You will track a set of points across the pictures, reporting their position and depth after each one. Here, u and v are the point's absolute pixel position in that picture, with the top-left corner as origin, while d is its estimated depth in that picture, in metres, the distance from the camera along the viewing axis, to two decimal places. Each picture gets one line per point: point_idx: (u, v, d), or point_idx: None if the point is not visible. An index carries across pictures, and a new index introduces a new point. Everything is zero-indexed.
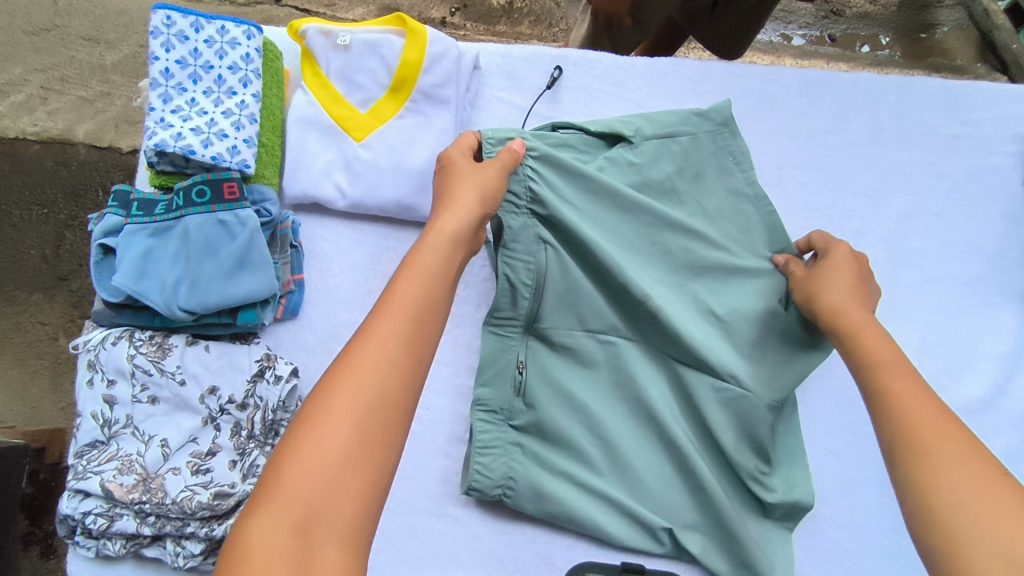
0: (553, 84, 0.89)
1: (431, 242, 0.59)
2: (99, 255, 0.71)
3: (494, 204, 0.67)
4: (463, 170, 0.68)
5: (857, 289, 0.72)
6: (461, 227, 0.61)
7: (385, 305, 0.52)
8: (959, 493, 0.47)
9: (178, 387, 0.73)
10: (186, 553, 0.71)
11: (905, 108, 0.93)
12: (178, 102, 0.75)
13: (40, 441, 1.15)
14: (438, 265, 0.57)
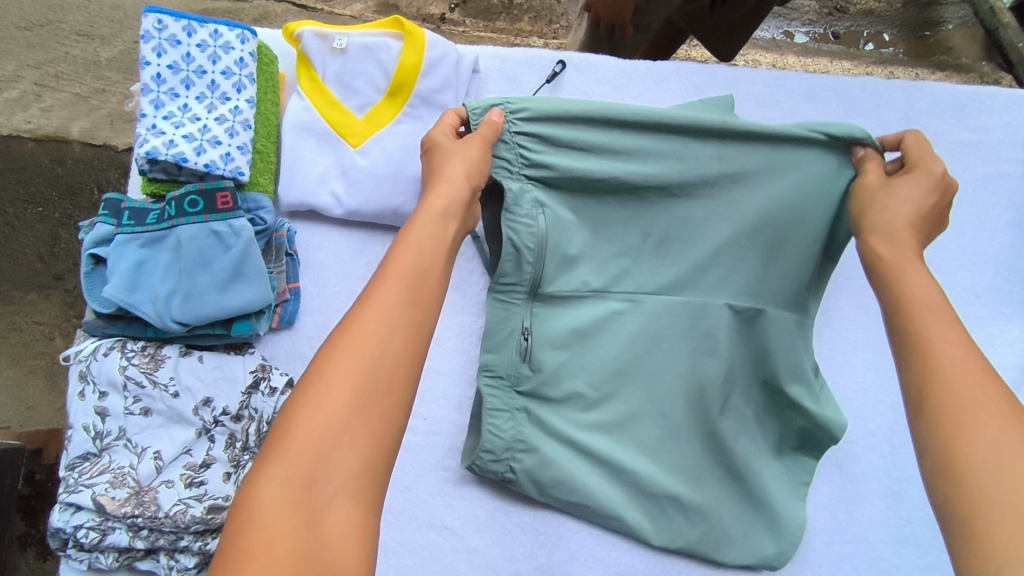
0: (553, 78, 0.87)
1: (425, 215, 0.58)
2: (90, 265, 0.69)
3: (483, 177, 0.66)
4: (447, 146, 0.67)
5: (919, 214, 0.61)
6: (454, 199, 0.61)
7: (383, 272, 0.51)
8: (990, 459, 0.42)
9: (172, 399, 0.72)
10: (180, 566, 0.70)
11: (914, 114, 0.92)
12: (170, 108, 0.73)
13: (37, 442, 1.11)
14: (431, 238, 0.56)
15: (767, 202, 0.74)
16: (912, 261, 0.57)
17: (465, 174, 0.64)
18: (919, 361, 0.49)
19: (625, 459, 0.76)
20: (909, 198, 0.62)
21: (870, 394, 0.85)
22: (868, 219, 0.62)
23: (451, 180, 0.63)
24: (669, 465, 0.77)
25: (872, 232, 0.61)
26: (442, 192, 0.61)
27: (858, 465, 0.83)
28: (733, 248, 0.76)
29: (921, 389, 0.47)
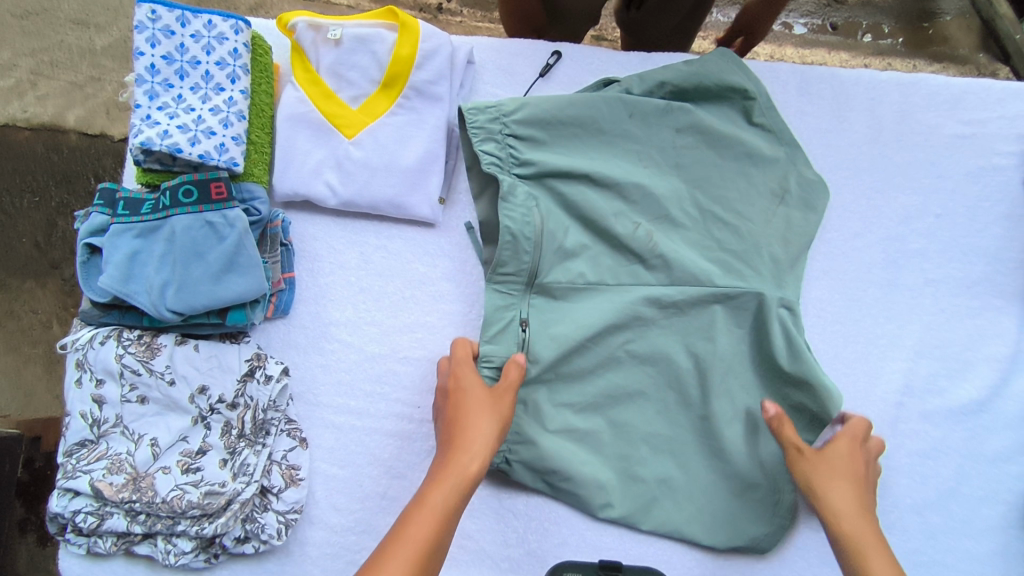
0: (547, 71, 0.88)
1: (443, 479, 0.62)
2: (85, 255, 0.70)
3: (502, 440, 0.69)
4: (476, 393, 0.70)
5: (857, 492, 0.68)
6: (481, 464, 0.64)
7: (399, 537, 0.56)
8: None
9: (168, 387, 0.73)
10: (177, 550, 0.72)
11: (908, 107, 0.92)
12: (165, 98, 0.74)
13: (35, 430, 1.18)
14: (449, 507, 0.60)
15: (733, 188, 0.83)
16: (877, 546, 0.63)
17: (492, 437, 0.67)
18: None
19: (615, 447, 0.79)
20: (840, 470, 0.70)
21: (862, 384, 0.85)
22: (827, 496, 0.68)
23: (476, 442, 0.66)
24: (658, 452, 0.79)
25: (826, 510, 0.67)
26: (466, 453, 0.64)
27: None
28: (715, 231, 0.82)
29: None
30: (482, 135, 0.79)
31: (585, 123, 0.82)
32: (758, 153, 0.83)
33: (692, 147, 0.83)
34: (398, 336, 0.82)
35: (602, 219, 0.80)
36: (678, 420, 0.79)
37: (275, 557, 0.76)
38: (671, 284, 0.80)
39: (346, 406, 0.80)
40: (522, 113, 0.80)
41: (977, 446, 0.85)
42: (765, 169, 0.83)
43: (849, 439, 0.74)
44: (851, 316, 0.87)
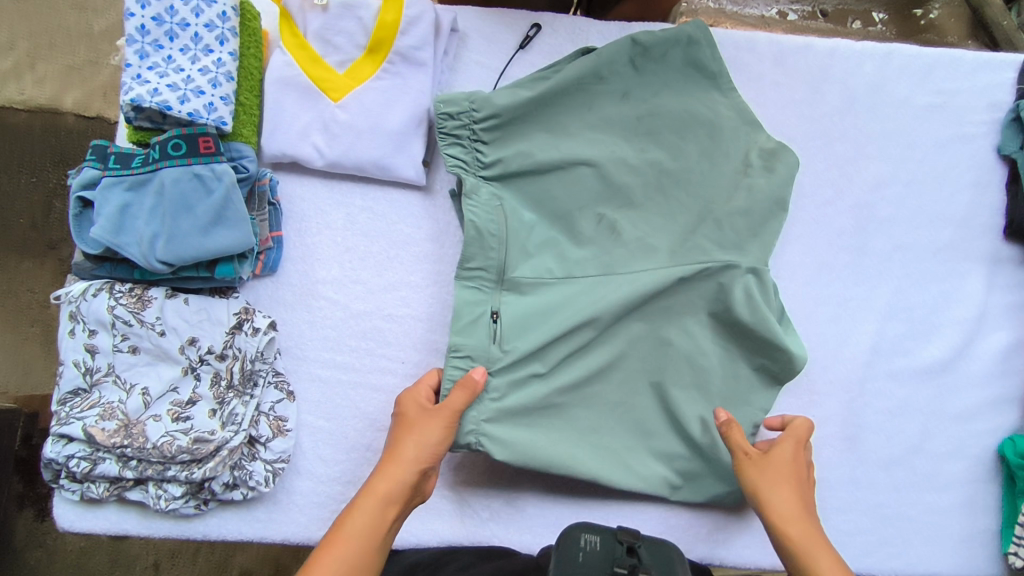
0: (526, 43, 0.90)
1: (361, 505, 0.66)
2: (77, 208, 0.72)
3: (436, 456, 0.71)
4: (415, 416, 0.72)
5: (799, 497, 0.73)
6: (399, 484, 0.68)
7: (316, 556, 0.62)
8: None
9: (158, 338, 0.75)
10: (167, 495, 0.75)
11: (882, 77, 0.94)
12: (155, 58, 0.76)
13: (32, 406, 1.23)
14: (365, 529, 0.65)
15: (697, 165, 0.84)
16: (821, 550, 0.68)
17: (418, 455, 0.70)
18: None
19: (585, 426, 0.81)
20: (782, 469, 0.74)
21: (832, 344, 0.88)
22: (772, 501, 0.72)
23: (398, 463, 0.69)
24: (629, 422, 0.82)
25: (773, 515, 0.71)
26: (385, 477, 0.68)
27: (819, 411, 0.86)
28: (681, 211, 0.84)
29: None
30: (447, 141, 0.82)
31: (547, 117, 0.84)
32: (720, 130, 0.85)
33: (654, 134, 0.85)
34: (382, 295, 0.84)
35: (570, 199, 0.83)
36: (647, 390, 0.82)
37: (264, 506, 0.79)
38: (637, 260, 0.82)
39: (332, 361, 0.82)
40: (484, 110, 0.81)
41: (943, 404, 0.87)
42: (728, 146, 0.85)
43: (793, 442, 0.76)
44: (823, 279, 0.89)
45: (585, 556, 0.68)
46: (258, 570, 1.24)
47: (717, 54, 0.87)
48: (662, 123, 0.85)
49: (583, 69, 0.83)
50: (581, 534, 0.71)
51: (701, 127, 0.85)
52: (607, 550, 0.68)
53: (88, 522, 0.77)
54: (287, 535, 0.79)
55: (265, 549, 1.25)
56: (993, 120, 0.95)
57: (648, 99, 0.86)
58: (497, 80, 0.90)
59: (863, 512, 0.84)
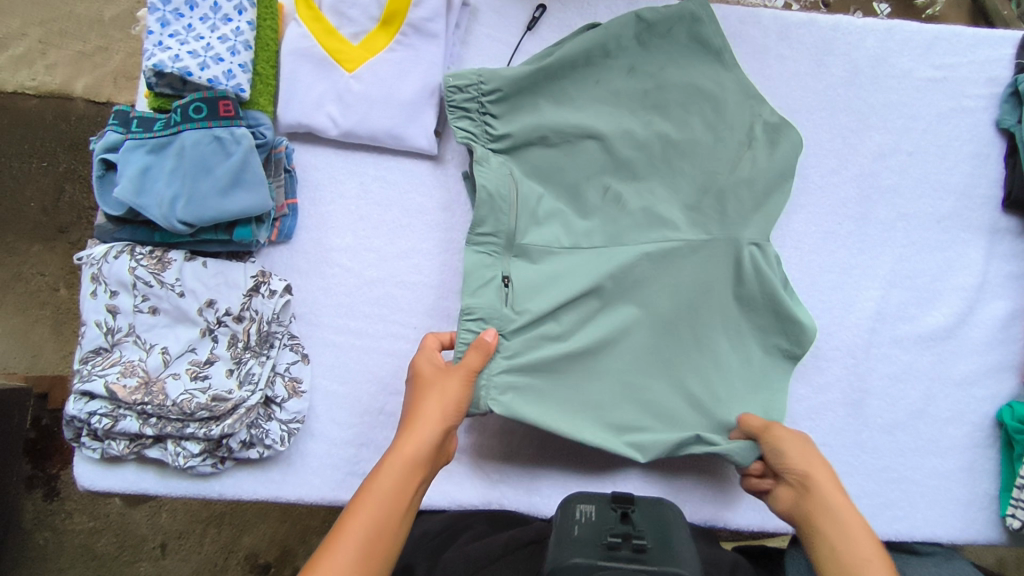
0: (535, 23, 0.92)
1: (388, 466, 0.67)
2: (100, 170, 0.74)
3: (457, 417, 0.72)
4: (432, 378, 0.74)
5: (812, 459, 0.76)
6: (425, 444, 0.68)
7: (349, 517, 0.62)
8: None
9: (178, 299, 0.77)
10: (186, 452, 0.77)
11: (883, 52, 0.96)
12: (176, 27, 0.78)
13: (43, 386, 1.22)
14: (394, 491, 0.65)
15: (703, 139, 0.85)
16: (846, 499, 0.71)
17: (442, 414, 0.71)
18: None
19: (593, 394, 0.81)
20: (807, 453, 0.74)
21: (835, 311, 0.90)
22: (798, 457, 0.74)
23: (423, 423, 0.70)
24: (637, 397, 0.81)
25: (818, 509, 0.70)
26: (411, 438, 0.69)
27: (821, 375, 0.88)
28: (686, 184, 0.85)
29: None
30: (457, 114, 0.84)
31: (553, 93, 0.86)
32: (724, 105, 0.85)
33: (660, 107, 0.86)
34: (395, 262, 0.86)
35: (579, 171, 0.85)
36: (656, 364, 0.82)
37: (280, 467, 0.81)
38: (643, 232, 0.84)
39: (347, 326, 0.84)
40: (492, 83, 0.83)
41: (944, 370, 0.89)
42: (733, 122, 0.85)
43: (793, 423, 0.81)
44: (826, 248, 0.91)
45: (580, 524, 0.70)
46: (265, 550, 1.26)
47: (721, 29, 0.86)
48: (667, 99, 0.86)
49: (589, 45, 0.84)
50: (576, 505, 0.73)
51: (706, 102, 0.85)
52: (601, 518, 0.71)
53: (108, 481, 0.78)
54: (302, 495, 0.80)
55: (272, 530, 1.27)
56: (992, 93, 0.96)
57: (654, 75, 0.86)
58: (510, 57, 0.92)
59: (867, 475, 0.86)
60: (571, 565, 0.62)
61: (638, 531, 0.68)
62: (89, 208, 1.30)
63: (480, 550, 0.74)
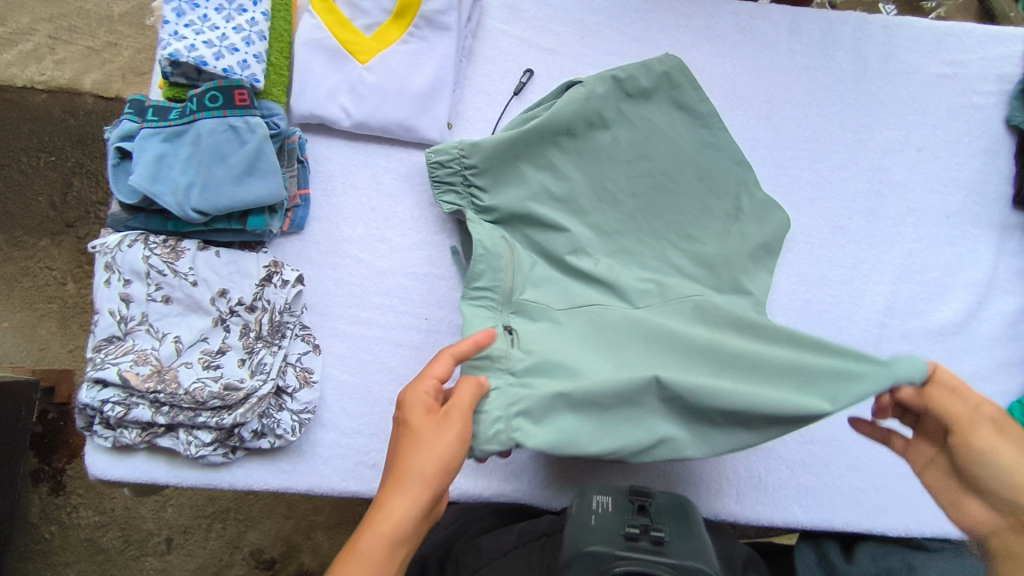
0: (520, 89, 0.90)
1: (363, 551, 0.56)
2: (116, 159, 0.74)
3: (450, 475, 0.60)
4: (420, 428, 0.60)
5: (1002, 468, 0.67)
6: (405, 522, 0.57)
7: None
8: None
9: (191, 288, 0.77)
10: (198, 441, 0.77)
11: (893, 47, 0.96)
12: (191, 16, 0.78)
13: (49, 380, 1.21)
14: None
15: (689, 202, 0.84)
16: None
17: (430, 476, 0.58)
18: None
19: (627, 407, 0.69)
20: (1005, 452, 0.64)
21: (845, 306, 0.89)
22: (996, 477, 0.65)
23: (406, 494, 0.58)
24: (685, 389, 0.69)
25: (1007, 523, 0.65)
26: (387, 517, 0.57)
27: None
28: (676, 251, 0.83)
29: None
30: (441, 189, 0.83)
31: (537, 162, 0.84)
32: (707, 170, 0.85)
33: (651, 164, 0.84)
34: (406, 253, 0.86)
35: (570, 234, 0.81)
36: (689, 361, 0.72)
37: (291, 456, 0.80)
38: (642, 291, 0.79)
39: (357, 317, 0.84)
40: (472, 157, 0.82)
41: (956, 369, 0.88)
42: (718, 189, 0.84)
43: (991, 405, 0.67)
44: (836, 243, 0.91)
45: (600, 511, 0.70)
46: (270, 547, 1.26)
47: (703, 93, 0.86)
48: (652, 161, 0.85)
49: (574, 99, 0.83)
50: (594, 495, 0.72)
51: (691, 164, 0.85)
52: (619, 510, 0.70)
53: (118, 470, 0.78)
54: (312, 486, 0.80)
55: (276, 527, 1.27)
56: (1002, 90, 0.96)
57: (639, 137, 0.85)
58: (501, 117, 0.90)
59: (880, 471, 0.85)
60: (590, 555, 0.64)
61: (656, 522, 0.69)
62: (96, 203, 1.30)
63: (491, 542, 0.74)
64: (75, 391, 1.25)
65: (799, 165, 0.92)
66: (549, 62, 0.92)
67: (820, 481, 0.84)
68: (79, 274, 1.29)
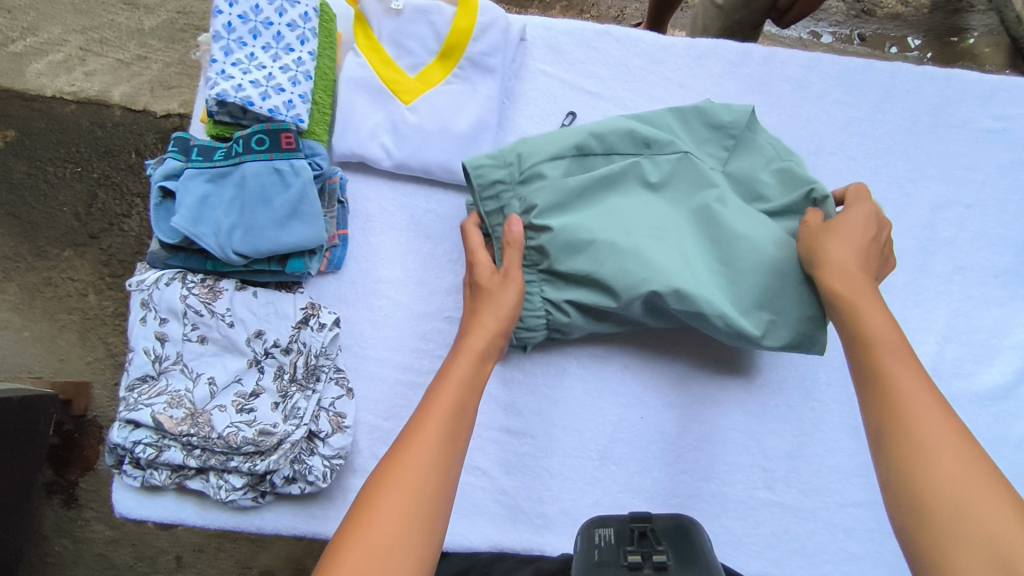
0: None
1: (459, 357, 0.67)
2: (158, 198, 0.74)
3: (511, 321, 0.73)
4: (489, 285, 0.75)
5: (862, 258, 0.72)
6: (487, 342, 0.69)
7: (425, 409, 0.60)
8: (943, 474, 0.50)
9: (227, 328, 0.76)
10: (228, 486, 0.75)
11: (942, 101, 0.94)
12: (238, 55, 0.79)
13: (68, 393, 1.20)
14: (467, 376, 0.64)
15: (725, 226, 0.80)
16: (873, 304, 0.67)
17: (495, 320, 0.72)
18: (910, 462, 0.52)
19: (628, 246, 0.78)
20: (854, 248, 0.73)
21: None
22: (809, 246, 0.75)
23: (482, 325, 0.71)
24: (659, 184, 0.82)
25: (863, 340, 0.64)
26: (475, 333, 0.70)
27: None
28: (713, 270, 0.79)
29: (923, 490, 0.50)
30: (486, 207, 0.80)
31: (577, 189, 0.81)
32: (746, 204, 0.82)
33: (670, 198, 0.82)
34: (443, 296, 0.84)
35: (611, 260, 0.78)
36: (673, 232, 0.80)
37: (320, 501, 0.79)
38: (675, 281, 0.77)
39: (392, 360, 0.82)
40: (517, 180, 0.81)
41: (1002, 434, 0.86)
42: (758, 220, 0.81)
43: (867, 211, 0.76)
44: (881, 299, 0.88)
45: (600, 549, 0.65)
46: (280, 569, 1.24)
47: (744, 116, 0.84)
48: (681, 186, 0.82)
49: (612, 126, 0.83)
50: (596, 529, 0.68)
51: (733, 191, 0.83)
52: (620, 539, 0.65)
53: (147, 509, 0.77)
54: None
55: (288, 549, 1.25)
56: None
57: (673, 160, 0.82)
58: None
59: None
60: None
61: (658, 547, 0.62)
62: (119, 215, 1.28)
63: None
64: (89, 405, 1.23)
65: None
66: (593, 106, 0.91)
67: (858, 545, 0.82)
68: (100, 287, 1.28)
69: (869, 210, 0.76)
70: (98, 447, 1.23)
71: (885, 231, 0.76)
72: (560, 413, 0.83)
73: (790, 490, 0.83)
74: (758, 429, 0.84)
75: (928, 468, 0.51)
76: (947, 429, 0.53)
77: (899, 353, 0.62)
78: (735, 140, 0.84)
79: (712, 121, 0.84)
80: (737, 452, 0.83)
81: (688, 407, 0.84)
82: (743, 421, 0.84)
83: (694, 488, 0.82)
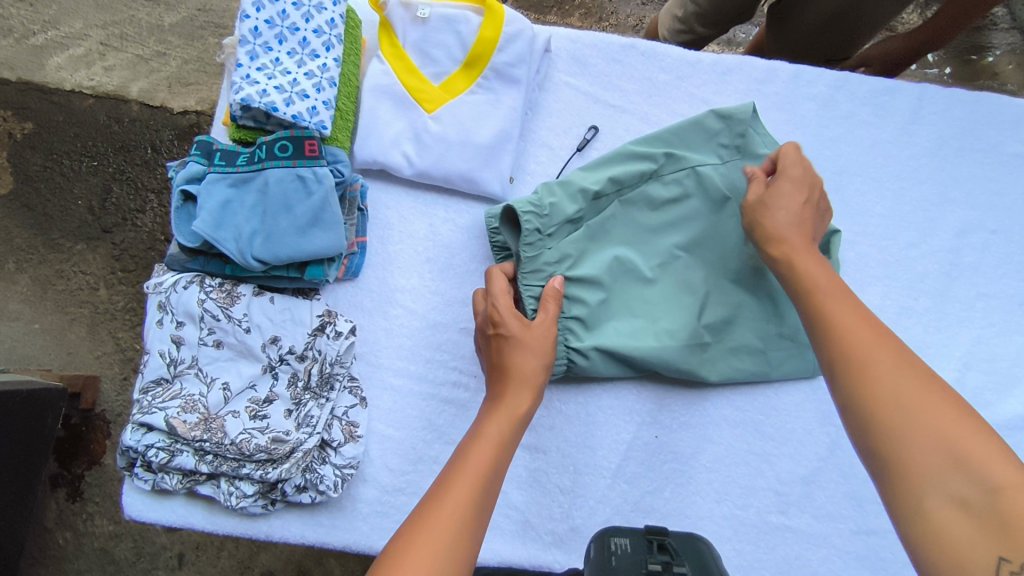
0: (584, 146, 0.89)
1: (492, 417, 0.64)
2: (179, 202, 0.74)
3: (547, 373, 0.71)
4: (529, 339, 0.70)
5: (801, 216, 0.70)
6: (532, 404, 0.67)
7: (455, 471, 0.57)
8: (893, 391, 0.50)
9: (243, 334, 0.76)
10: (239, 493, 0.74)
11: (970, 124, 0.93)
12: (264, 60, 0.79)
13: (76, 387, 1.17)
14: (499, 438, 0.62)
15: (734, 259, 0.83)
16: (807, 249, 0.67)
17: (539, 373, 0.69)
18: (862, 389, 0.51)
19: (640, 293, 0.83)
20: (788, 206, 0.70)
21: None
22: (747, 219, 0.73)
23: (524, 379, 0.68)
24: (664, 221, 0.84)
25: (798, 285, 0.64)
26: (517, 392, 0.67)
27: None
28: (725, 306, 0.82)
29: (874, 407, 0.50)
30: (524, 243, 0.78)
31: (591, 231, 0.83)
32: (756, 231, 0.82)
33: (677, 218, 0.84)
34: (459, 307, 0.84)
35: (629, 305, 0.82)
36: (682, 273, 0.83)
37: (329, 511, 0.78)
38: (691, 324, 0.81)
39: (406, 369, 0.81)
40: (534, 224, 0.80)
41: None
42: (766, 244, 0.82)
43: (794, 165, 0.72)
44: (902, 324, 0.87)
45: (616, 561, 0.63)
46: (281, 571, 1.23)
47: (746, 134, 0.83)
48: (687, 220, 0.84)
49: (618, 160, 0.83)
50: (611, 539, 0.66)
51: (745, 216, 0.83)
52: (638, 551, 0.63)
53: (156, 512, 0.77)
54: (350, 543, 0.77)
55: (288, 551, 1.25)
56: None
57: (677, 194, 0.84)
58: (564, 168, 0.88)
59: None
60: None
61: (677, 560, 0.61)
62: (133, 210, 1.28)
63: None
64: (96, 400, 1.22)
65: (868, 240, 0.89)
66: (616, 120, 0.90)
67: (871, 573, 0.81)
68: (110, 282, 1.27)
69: (796, 163, 0.73)
70: (104, 442, 1.23)
71: (819, 187, 0.73)
72: (574, 429, 0.82)
73: (805, 515, 0.82)
74: (773, 452, 0.83)
75: (876, 389, 0.50)
76: (884, 344, 0.53)
77: (830, 285, 0.62)
78: (743, 140, 0.83)
79: (714, 140, 0.84)
80: (752, 476, 0.82)
81: (704, 427, 0.83)
82: (759, 443, 0.83)
83: (707, 510, 0.81)
